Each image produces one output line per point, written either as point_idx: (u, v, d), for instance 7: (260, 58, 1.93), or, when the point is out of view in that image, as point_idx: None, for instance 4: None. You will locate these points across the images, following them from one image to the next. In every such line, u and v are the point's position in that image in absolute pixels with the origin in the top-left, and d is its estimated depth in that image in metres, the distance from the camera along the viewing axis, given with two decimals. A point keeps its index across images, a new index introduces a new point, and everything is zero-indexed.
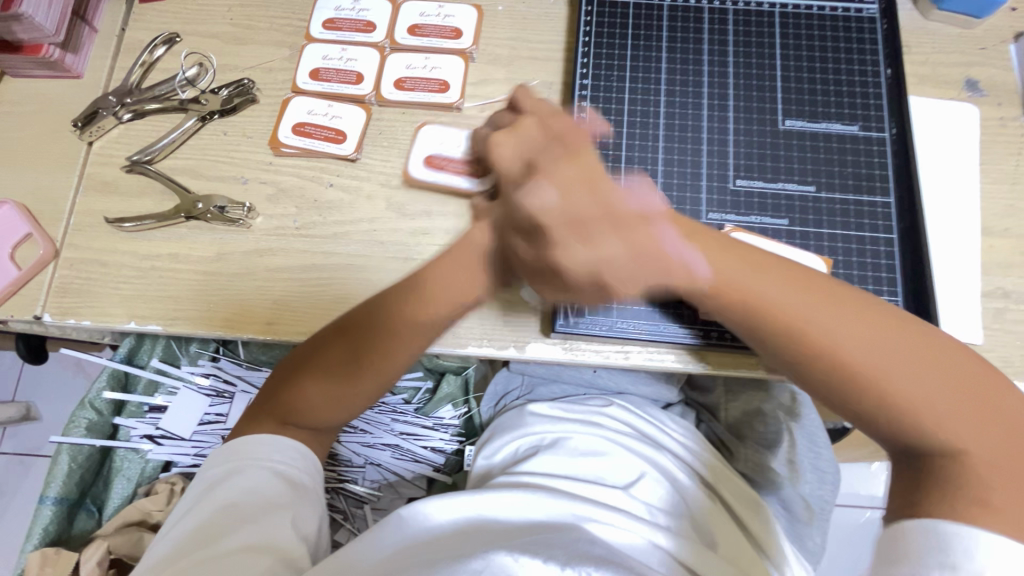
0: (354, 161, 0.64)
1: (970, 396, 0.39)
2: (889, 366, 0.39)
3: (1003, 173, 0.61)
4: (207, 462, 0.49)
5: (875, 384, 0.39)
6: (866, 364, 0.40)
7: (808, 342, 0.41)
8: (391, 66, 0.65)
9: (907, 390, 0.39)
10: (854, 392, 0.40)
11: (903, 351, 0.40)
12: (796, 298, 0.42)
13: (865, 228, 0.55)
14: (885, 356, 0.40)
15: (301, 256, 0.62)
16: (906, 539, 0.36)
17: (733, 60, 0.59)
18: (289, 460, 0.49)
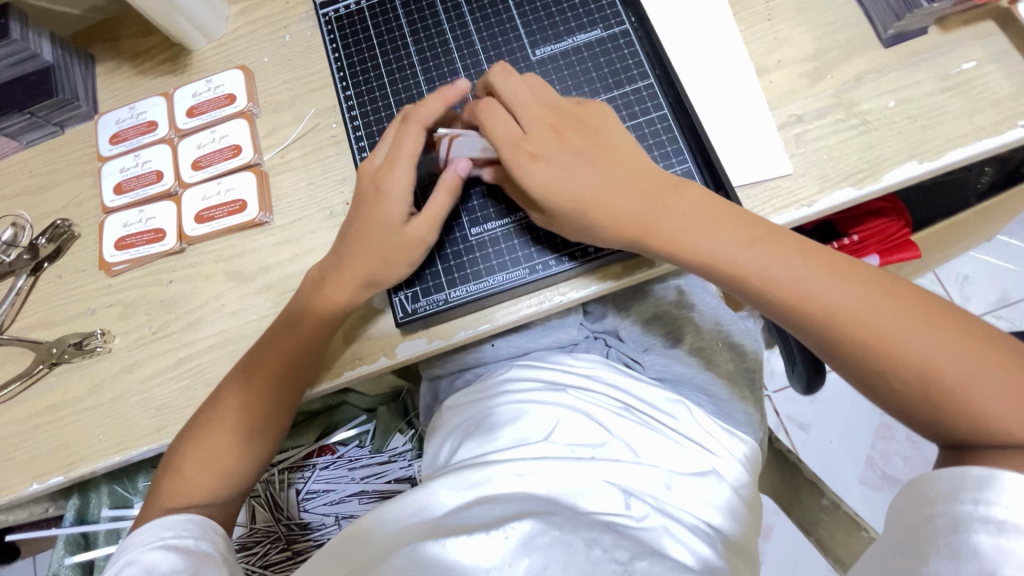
0: (182, 251, 0.65)
1: (932, 326, 0.43)
2: (902, 330, 0.44)
3: (758, 14, 0.64)
4: (109, 562, 0.49)
5: (879, 344, 0.44)
6: (878, 328, 0.44)
7: (848, 321, 0.45)
8: (184, 151, 0.68)
9: (914, 344, 0.43)
10: (856, 341, 0.45)
11: (869, 299, 0.45)
12: (843, 292, 0.46)
13: (638, 115, 0.57)
14: (906, 328, 0.44)
15: (166, 357, 0.63)
16: (931, 486, 0.41)
17: (472, 21, 0.62)
18: (185, 533, 0.50)
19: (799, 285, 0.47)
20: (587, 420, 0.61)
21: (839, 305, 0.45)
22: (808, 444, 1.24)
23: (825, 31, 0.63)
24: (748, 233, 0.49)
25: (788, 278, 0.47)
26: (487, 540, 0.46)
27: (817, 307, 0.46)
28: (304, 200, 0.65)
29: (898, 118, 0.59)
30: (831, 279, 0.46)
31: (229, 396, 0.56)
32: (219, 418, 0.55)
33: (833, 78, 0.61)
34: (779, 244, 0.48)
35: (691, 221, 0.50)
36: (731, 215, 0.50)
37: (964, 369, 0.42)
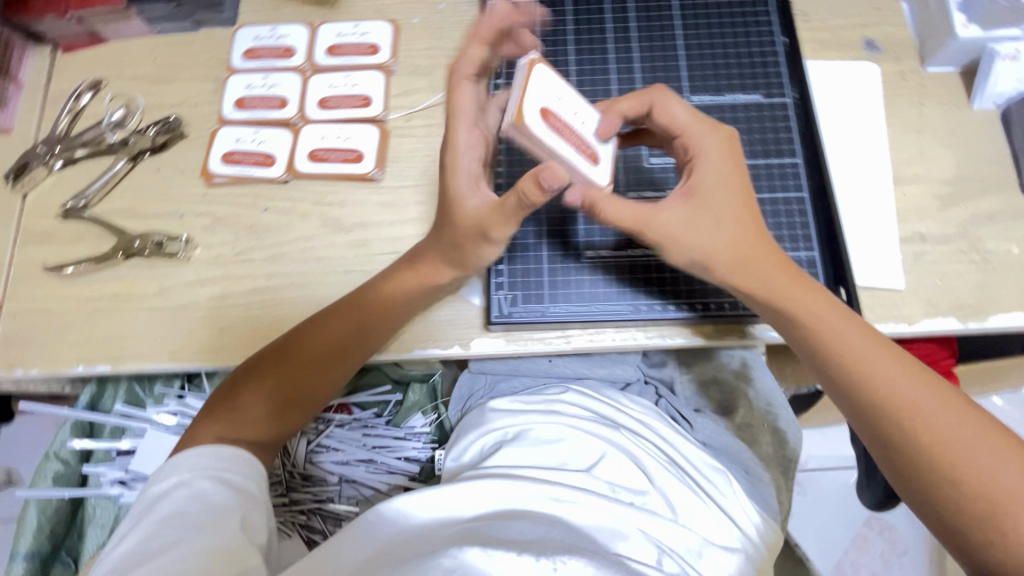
0: (285, 183, 0.65)
1: (987, 442, 0.44)
2: (965, 438, 0.44)
3: (908, 124, 0.64)
4: (154, 477, 0.49)
5: (934, 439, 0.44)
6: (932, 422, 0.45)
7: (904, 406, 0.46)
8: (314, 88, 0.67)
9: (974, 456, 0.43)
10: (911, 427, 0.45)
11: (931, 400, 0.46)
12: (904, 381, 0.46)
13: (777, 191, 0.57)
14: (962, 435, 0.44)
15: (242, 281, 0.63)
16: None
17: (638, 48, 0.62)
18: (236, 469, 0.50)
19: (884, 386, 0.47)
20: (631, 465, 0.61)
21: (925, 413, 0.45)
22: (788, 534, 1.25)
23: (969, 159, 0.63)
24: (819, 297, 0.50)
25: (875, 374, 0.47)
26: (534, 565, 0.47)
27: (873, 383, 0.47)
28: (419, 170, 0.65)
29: (1018, 266, 0.59)
30: (925, 387, 0.46)
31: (297, 350, 0.55)
32: (278, 372, 0.54)
33: (964, 208, 0.61)
34: (841, 311, 0.50)
35: (794, 294, 0.49)
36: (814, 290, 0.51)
37: (1021, 496, 0.42)
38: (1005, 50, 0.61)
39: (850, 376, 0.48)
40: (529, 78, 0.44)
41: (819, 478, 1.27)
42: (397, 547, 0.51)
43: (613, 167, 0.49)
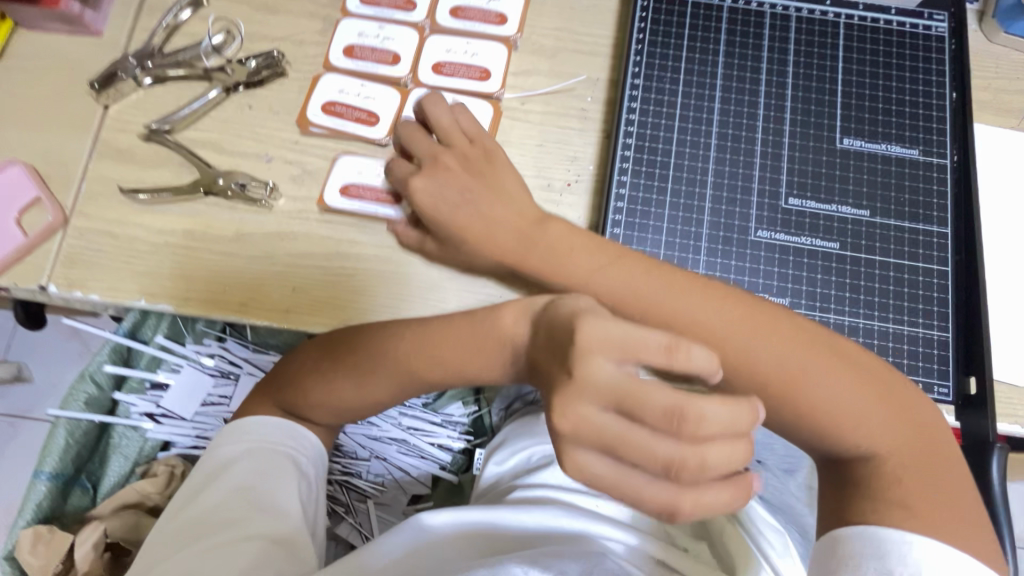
0: (385, 146, 0.60)
1: (889, 424, 0.41)
2: (861, 420, 0.41)
3: None
4: (221, 439, 0.50)
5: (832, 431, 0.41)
6: (822, 408, 0.41)
7: (811, 405, 0.41)
8: (430, 49, 0.62)
9: (867, 435, 0.41)
10: (808, 422, 0.41)
11: (830, 387, 0.41)
12: (809, 370, 0.41)
13: (918, 259, 0.52)
14: (858, 420, 0.41)
15: (323, 244, 0.59)
16: (842, 543, 0.39)
17: (794, 71, 0.56)
18: (303, 450, 0.50)
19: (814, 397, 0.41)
20: None
21: (835, 420, 0.41)
22: None
23: None
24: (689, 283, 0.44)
25: (804, 386, 0.41)
26: None
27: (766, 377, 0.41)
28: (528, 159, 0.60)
29: None
30: (822, 368, 0.41)
31: (332, 358, 0.50)
32: (312, 378, 0.50)
33: None
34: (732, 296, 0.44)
35: (711, 298, 0.43)
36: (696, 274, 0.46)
37: (920, 476, 0.40)
38: None
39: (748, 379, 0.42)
40: (336, 165, 0.60)
41: None
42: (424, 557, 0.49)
43: None
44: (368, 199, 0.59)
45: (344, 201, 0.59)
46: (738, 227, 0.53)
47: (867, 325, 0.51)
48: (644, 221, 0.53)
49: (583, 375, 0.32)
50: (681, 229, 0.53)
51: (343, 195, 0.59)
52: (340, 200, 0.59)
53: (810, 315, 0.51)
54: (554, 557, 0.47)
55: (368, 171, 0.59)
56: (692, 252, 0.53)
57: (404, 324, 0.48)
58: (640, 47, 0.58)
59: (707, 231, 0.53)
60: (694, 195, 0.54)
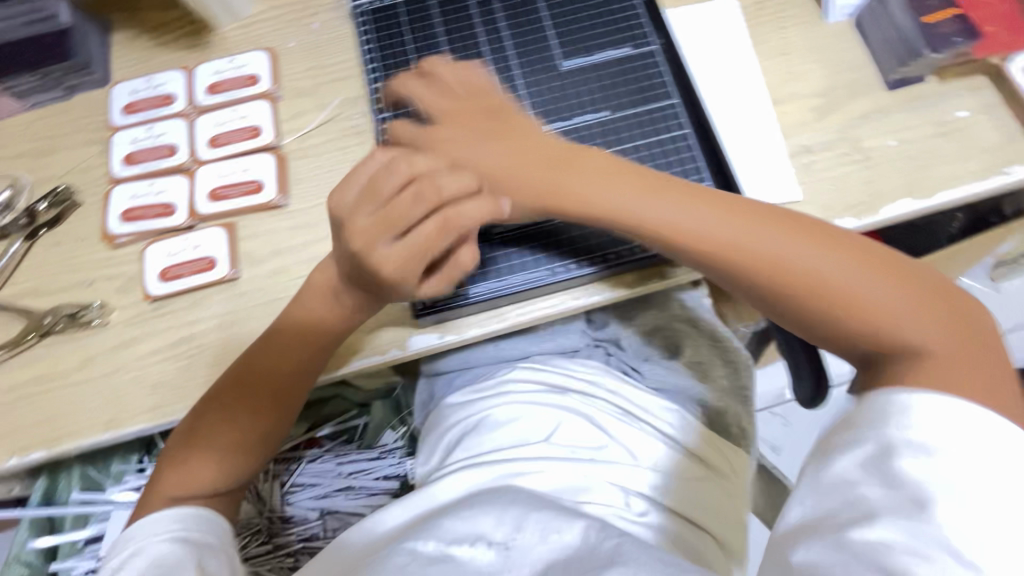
0: (191, 227, 0.64)
1: (821, 238, 0.48)
2: (801, 256, 0.48)
3: (773, 48, 0.68)
4: (112, 551, 0.49)
5: (776, 266, 0.48)
6: (733, 244, 0.49)
7: (692, 235, 0.50)
8: (201, 128, 0.67)
9: (803, 266, 0.47)
10: (732, 251, 0.49)
11: (720, 231, 0.49)
12: (722, 227, 0.49)
13: (661, 133, 0.59)
14: (813, 264, 0.47)
15: (166, 335, 0.61)
16: (868, 409, 0.42)
17: (504, 26, 0.63)
18: (191, 526, 0.50)
19: (653, 213, 0.50)
20: (586, 424, 0.65)
21: (702, 246, 0.50)
22: (780, 465, 1.44)
23: (834, 70, 0.67)
24: (605, 169, 0.52)
25: (574, 186, 0.52)
26: (489, 552, 0.50)
27: (665, 223, 0.50)
28: (324, 187, 0.65)
29: (897, 157, 0.63)
30: (716, 212, 0.50)
31: (200, 433, 0.54)
32: (212, 422, 0.54)
33: (839, 114, 0.65)
34: (604, 157, 0.53)
35: (588, 173, 0.52)
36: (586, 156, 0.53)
37: (869, 293, 0.46)
38: None
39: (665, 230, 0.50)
40: (146, 259, 0.62)
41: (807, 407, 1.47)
42: (369, 548, 0.55)
43: (229, 253, 0.62)
44: (186, 271, 0.62)
45: (167, 284, 0.62)
46: None
47: None
48: None
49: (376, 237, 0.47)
50: None
51: (164, 279, 0.62)
52: (165, 286, 0.62)
53: None
54: (468, 524, 0.53)
55: (178, 248, 0.62)
56: None
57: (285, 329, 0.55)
58: (373, 61, 0.64)
59: None
60: None
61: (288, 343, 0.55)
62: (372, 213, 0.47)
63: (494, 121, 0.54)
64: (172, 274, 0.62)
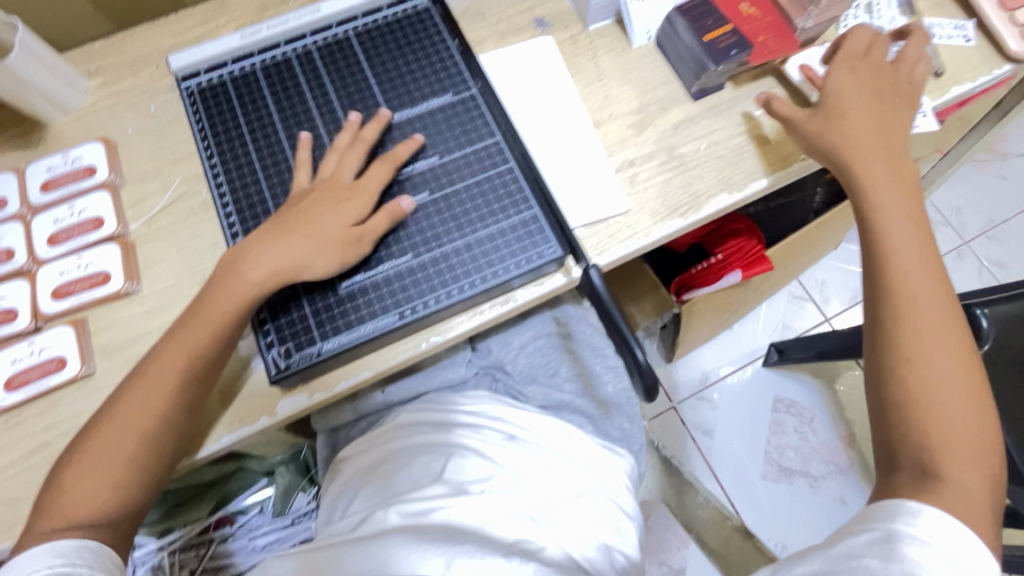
0: (36, 330, 0.62)
1: (936, 267, 0.56)
2: (920, 285, 0.55)
3: (590, 75, 0.74)
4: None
5: (893, 271, 0.56)
6: (896, 254, 0.57)
7: (893, 250, 0.57)
8: (38, 227, 0.65)
9: (917, 297, 0.55)
10: (878, 249, 0.58)
11: (918, 242, 0.57)
12: (899, 213, 0.59)
13: (488, 169, 0.63)
14: (922, 295, 0.55)
15: (19, 446, 0.59)
16: (877, 510, 0.50)
17: (332, 89, 0.67)
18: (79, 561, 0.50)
19: (866, 163, 0.61)
20: (474, 456, 0.65)
21: (887, 243, 0.57)
22: (716, 448, 1.50)
23: (645, 88, 0.74)
24: (882, 134, 0.62)
25: (871, 171, 0.60)
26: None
27: (877, 216, 0.59)
28: (174, 267, 0.65)
29: (709, 158, 0.70)
30: (897, 192, 0.60)
31: (90, 452, 0.52)
32: (102, 436, 0.53)
33: (655, 127, 0.72)
34: (875, 111, 0.63)
35: (877, 155, 0.61)
36: (896, 184, 0.61)
37: (932, 317, 0.54)
38: None
39: (865, 217, 0.60)
40: None
41: (732, 388, 1.55)
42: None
43: (77, 349, 0.61)
44: (33, 376, 0.60)
45: (14, 393, 0.60)
46: None
47: (475, 237, 0.60)
48: None
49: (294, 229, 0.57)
50: None
51: (10, 388, 0.60)
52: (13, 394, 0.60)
53: (432, 259, 0.60)
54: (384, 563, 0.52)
55: (22, 353, 0.61)
56: None
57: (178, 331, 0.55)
58: (207, 138, 0.66)
59: None
60: None
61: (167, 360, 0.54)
62: (305, 199, 0.59)
63: (880, 97, 0.64)
64: (19, 382, 0.60)
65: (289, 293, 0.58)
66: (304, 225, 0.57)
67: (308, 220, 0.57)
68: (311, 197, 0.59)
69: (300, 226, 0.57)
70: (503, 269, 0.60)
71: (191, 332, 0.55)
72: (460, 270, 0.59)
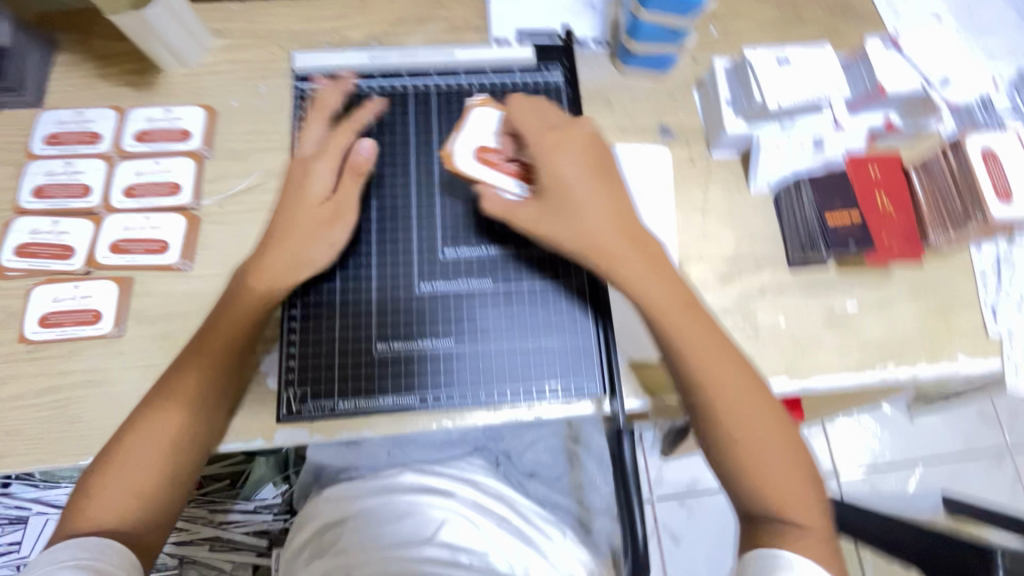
0: (85, 275, 0.63)
1: (725, 353, 0.54)
2: (725, 375, 0.53)
3: (693, 205, 0.71)
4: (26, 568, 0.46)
5: (702, 371, 0.53)
6: (701, 377, 0.53)
7: (685, 351, 0.53)
8: (119, 174, 0.66)
9: (727, 399, 0.52)
10: (670, 334, 0.54)
11: (698, 350, 0.53)
12: (682, 322, 0.54)
13: (561, 279, 0.60)
14: (734, 390, 0.53)
15: (33, 380, 0.60)
16: None
17: (436, 139, 0.65)
18: (101, 556, 0.47)
19: (619, 264, 0.54)
20: (470, 524, 0.66)
21: (690, 353, 0.53)
22: (676, 555, 1.46)
23: (745, 237, 0.70)
24: (633, 233, 0.55)
25: (626, 269, 0.54)
26: None
27: (659, 318, 0.54)
28: (229, 258, 0.65)
29: (783, 336, 0.66)
30: (660, 285, 0.54)
31: (116, 463, 0.51)
32: (139, 431, 0.52)
33: (739, 283, 0.68)
34: (618, 193, 0.55)
35: (631, 263, 0.54)
36: (668, 278, 0.55)
37: (756, 431, 0.52)
38: (766, 143, 0.68)
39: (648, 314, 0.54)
40: (29, 301, 0.62)
41: (714, 504, 1.50)
42: None
43: (115, 311, 0.62)
44: (66, 322, 0.61)
45: (45, 331, 0.61)
46: (402, 287, 0.59)
47: (521, 347, 0.58)
48: (317, 297, 0.58)
49: (285, 216, 0.56)
50: (350, 299, 0.58)
51: (42, 325, 0.61)
52: (43, 332, 0.61)
53: (473, 353, 0.58)
54: None
55: (66, 294, 0.62)
56: (364, 317, 0.58)
57: (213, 328, 0.54)
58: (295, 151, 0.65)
59: (375, 294, 0.59)
60: (361, 266, 0.59)
61: (206, 367, 0.54)
62: (294, 179, 0.58)
63: (604, 164, 0.56)
64: (52, 322, 0.61)
65: (323, 333, 0.57)
66: (298, 207, 0.56)
67: (292, 205, 0.56)
68: (298, 177, 0.58)
69: (289, 217, 0.56)
70: (537, 391, 0.57)
71: (214, 331, 0.54)
72: (501, 373, 0.58)
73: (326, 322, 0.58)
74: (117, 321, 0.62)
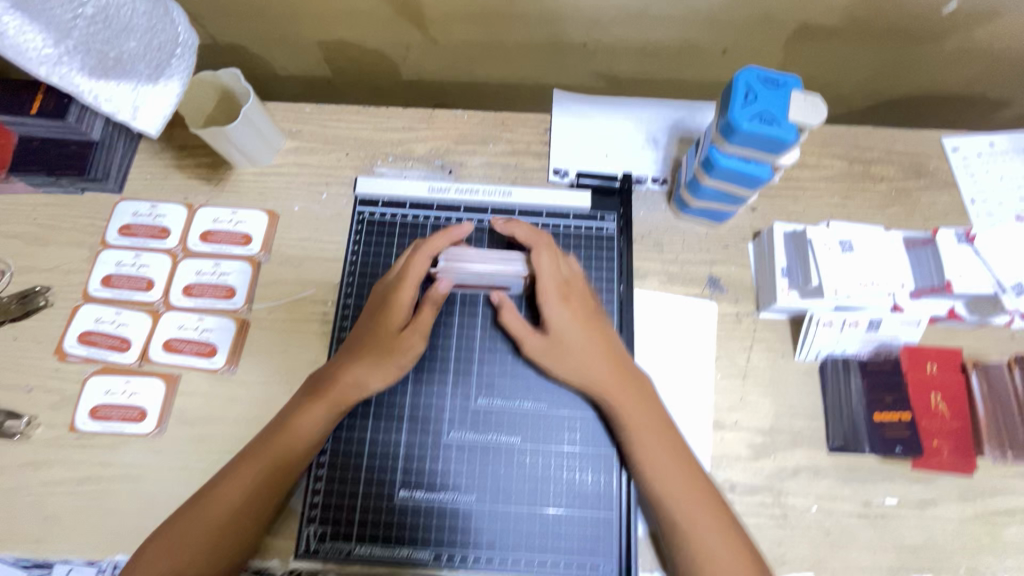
0: (137, 368, 0.67)
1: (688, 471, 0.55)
2: (684, 497, 0.54)
3: (735, 367, 0.69)
4: None
5: (668, 493, 0.54)
6: (663, 493, 0.54)
7: (647, 468, 0.55)
8: (181, 273, 0.69)
9: (686, 518, 0.53)
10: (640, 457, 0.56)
11: (658, 463, 0.55)
12: (648, 440, 0.56)
13: (590, 443, 0.60)
14: (692, 510, 0.53)
15: (76, 468, 0.63)
16: None
17: None
18: None
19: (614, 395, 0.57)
20: None
21: (653, 474, 0.55)
22: None
23: (786, 409, 0.67)
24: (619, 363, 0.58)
25: (620, 401, 0.57)
26: None
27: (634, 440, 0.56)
28: (270, 367, 0.67)
29: (814, 525, 0.63)
30: (638, 406, 0.57)
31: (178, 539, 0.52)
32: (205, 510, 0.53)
33: (773, 459, 0.65)
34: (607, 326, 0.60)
35: (613, 386, 0.58)
36: (650, 401, 0.57)
37: (710, 548, 0.52)
38: (819, 317, 0.65)
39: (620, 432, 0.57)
40: (83, 390, 0.65)
41: None
42: None
43: (159, 410, 0.65)
44: (114, 415, 0.64)
45: (94, 422, 0.64)
46: (430, 433, 0.60)
47: (541, 512, 0.58)
48: (349, 432, 0.60)
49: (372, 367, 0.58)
50: (380, 439, 0.60)
51: (92, 416, 0.65)
52: (92, 423, 0.64)
53: (494, 510, 0.58)
54: None
55: (118, 388, 0.65)
56: (391, 458, 0.59)
57: (277, 435, 0.56)
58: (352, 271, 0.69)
59: (404, 435, 0.60)
60: (395, 404, 0.61)
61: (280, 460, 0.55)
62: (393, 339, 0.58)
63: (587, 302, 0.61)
64: (101, 414, 0.65)
65: (350, 470, 0.59)
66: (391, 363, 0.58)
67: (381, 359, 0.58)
68: (397, 337, 0.58)
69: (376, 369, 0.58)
70: (552, 560, 0.57)
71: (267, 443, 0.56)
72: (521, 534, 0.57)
73: (354, 459, 0.59)
74: (160, 419, 0.65)
